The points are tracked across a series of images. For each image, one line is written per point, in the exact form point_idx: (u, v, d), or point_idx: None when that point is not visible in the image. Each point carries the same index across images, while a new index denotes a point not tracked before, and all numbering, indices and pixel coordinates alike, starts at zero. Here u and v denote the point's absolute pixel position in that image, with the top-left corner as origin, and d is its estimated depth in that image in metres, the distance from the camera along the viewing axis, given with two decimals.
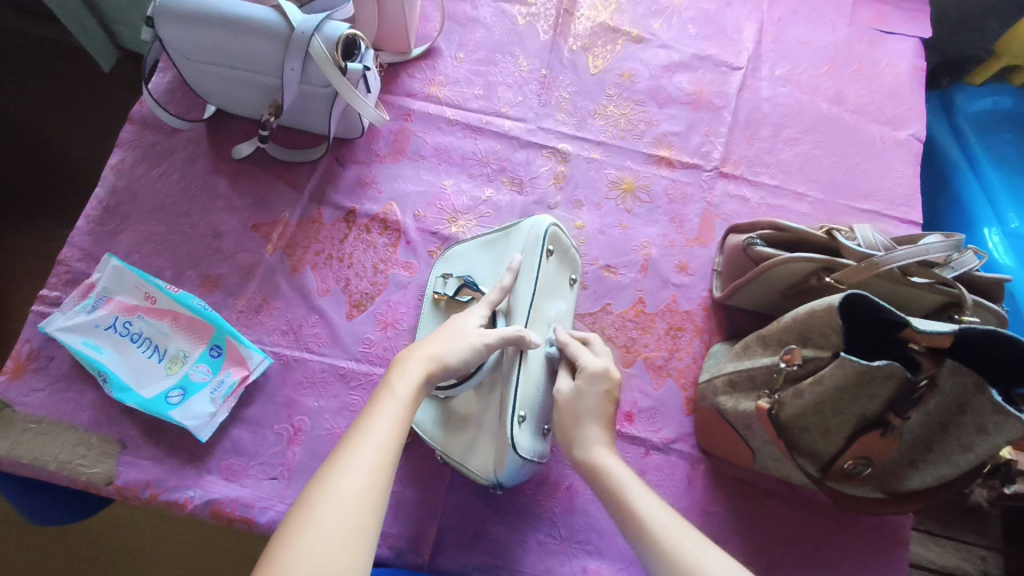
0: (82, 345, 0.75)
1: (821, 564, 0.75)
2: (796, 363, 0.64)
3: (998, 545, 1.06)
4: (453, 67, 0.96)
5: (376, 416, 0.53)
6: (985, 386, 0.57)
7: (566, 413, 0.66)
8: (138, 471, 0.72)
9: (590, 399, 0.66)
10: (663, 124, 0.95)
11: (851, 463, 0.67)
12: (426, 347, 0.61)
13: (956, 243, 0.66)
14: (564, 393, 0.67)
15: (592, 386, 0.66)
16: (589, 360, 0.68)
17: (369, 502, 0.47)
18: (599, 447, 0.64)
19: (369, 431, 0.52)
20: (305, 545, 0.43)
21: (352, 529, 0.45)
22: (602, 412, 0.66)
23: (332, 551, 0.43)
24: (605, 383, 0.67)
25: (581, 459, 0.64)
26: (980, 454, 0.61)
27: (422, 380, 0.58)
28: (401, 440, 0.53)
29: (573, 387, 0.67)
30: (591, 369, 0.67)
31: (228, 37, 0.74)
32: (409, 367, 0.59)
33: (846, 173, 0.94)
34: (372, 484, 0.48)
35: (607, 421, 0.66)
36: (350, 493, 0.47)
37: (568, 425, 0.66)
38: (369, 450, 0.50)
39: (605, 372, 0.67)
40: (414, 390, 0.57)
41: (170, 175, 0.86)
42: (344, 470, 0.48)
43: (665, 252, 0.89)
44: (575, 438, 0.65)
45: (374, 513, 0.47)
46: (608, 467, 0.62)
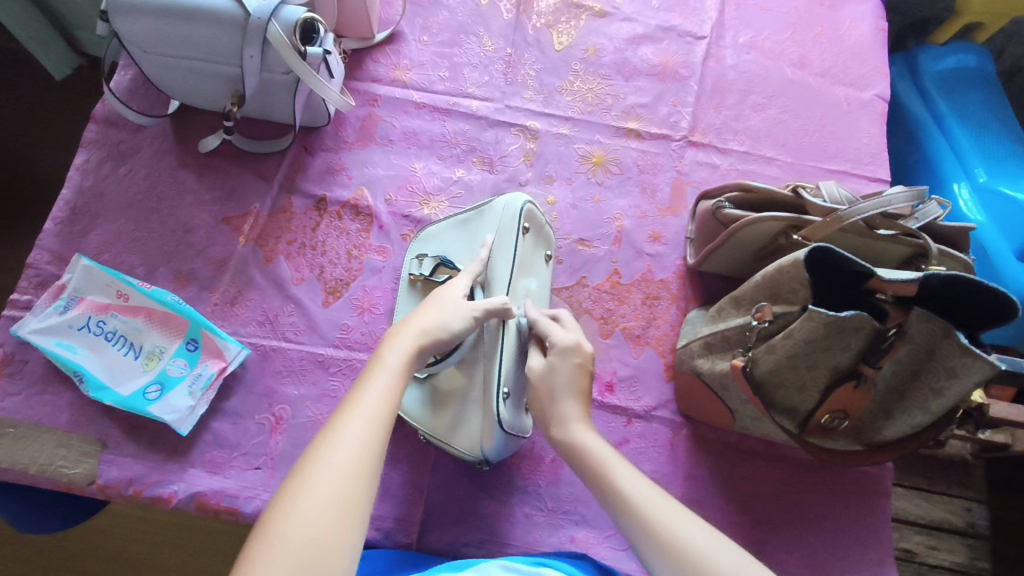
0: (56, 346, 0.74)
1: (804, 519, 0.76)
2: (767, 320, 0.65)
3: (984, 497, 1.07)
4: (418, 50, 0.95)
5: (367, 388, 0.53)
6: (951, 330, 0.57)
7: (541, 388, 0.66)
8: (120, 469, 0.72)
9: (561, 374, 0.66)
10: (630, 97, 0.95)
11: (828, 418, 0.68)
12: (420, 319, 0.61)
13: (917, 195, 0.66)
14: (535, 369, 0.67)
15: (564, 361, 0.66)
16: (559, 336, 0.67)
17: (362, 473, 0.47)
18: (576, 424, 0.64)
19: (361, 401, 0.51)
20: (299, 515, 0.43)
21: (346, 500, 0.45)
22: (577, 386, 0.66)
23: (324, 520, 0.43)
24: (577, 356, 0.67)
25: (558, 436, 0.64)
26: (951, 399, 0.62)
27: (413, 351, 0.58)
28: (394, 411, 0.52)
29: (545, 363, 0.67)
30: (561, 344, 0.67)
31: (185, 28, 0.73)
32: (399, 340, 0.58)
33: (814, 136, 0.95)
34: (366, 456, 0.48)
35: (583, 397, 0.66)
36: (344, 464, 0.46)
37: (545, 402, 0.66)
38: (362, 422, 0.50)
39: (576, 345, 0.67)
40: (404, 361, 0.57)
41: (137, 173, 0.85)
42: (337, 441, 0.48)
43: (638, 223, 0.89)
44: (551, 415, 0.65)
45: (368, 485, 0.46)
46: (583, 443, 0.63)
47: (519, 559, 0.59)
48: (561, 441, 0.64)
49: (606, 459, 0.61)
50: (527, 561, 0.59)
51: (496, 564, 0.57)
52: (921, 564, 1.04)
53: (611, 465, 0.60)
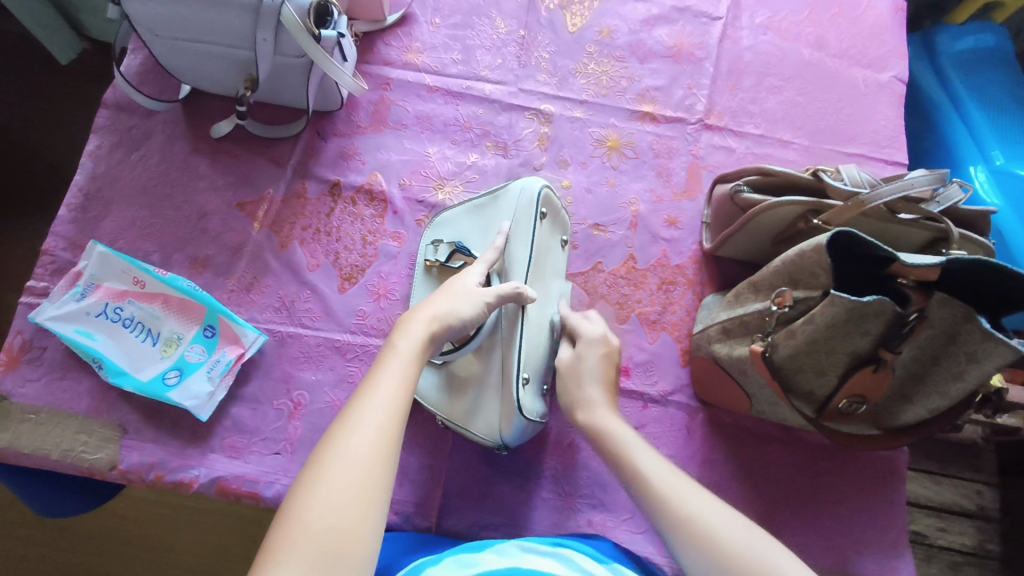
0: (74, 333, 0.74)
1: (819, 502, 0.77)
2: (787, 305, 0.65)
3: (994, 480, 1.08)
4: (430, 32, 0.94)
5: (381, 374, 0.53)
6: (973, 315, 0.57)
7: (568, 375, 0.69)
8: (141, 454, 0.73)
9: (589, 362, 0.69)
10: (645, 79, 0.94)
11: (845, 403, 0.68)
12: (431, 305, 0.61)
13: (940, 177, 0.64)
14: (564, 360, 0.70)
15: (591, 350, 0.69)
16: (588, 329, 0.71)
17: (380, 461, 0.46)
18: (601, 409, 0.66)
19: (376, 387, 0.51)
20: (318, 501, 0.43)
21: (365, 485, 0.45)
22: (603, 374, 0.69)
23: (345, 507, 0.43)
24: (603, 346, 0.70)
25: (583, 421, 0.66)
26: (971, 382, 0.62)
27: (426, 338, 0.58)
28: (408, 396, 0.52)
29: (574, 353, 0.70)
30: (589, 335, 0.70)
31: (197, 11, 0.72)
32: (412, 326, 0.58)
33: (830, 119, 0.94)
34: (383, 441, 0.48)
35: (609, 383, 0.68)
36: (361, 450, 0.46)
37: (571, 387, 0.68)
38: (377, 408, 0.50)
39: (602, 337, 0.70)
40: (418, 346, 0.56)
41: (150, 158, 0.85)
42: (353, 428, 0.48)
43: (653, 207, 0.89)
44: (577, 400, 0.67)
45: (385, 470, 0.46)
46: (607, 428, 0.64)
47: (538, 539, 0.60)
48: (587, 425, 0.65)
49: (629, 444, 0.62)
50: (546, 541, 0.60)
51: (515, 543, 0.58)
52: (931, 546, 1.05)
53: (635, 450, 0.61)
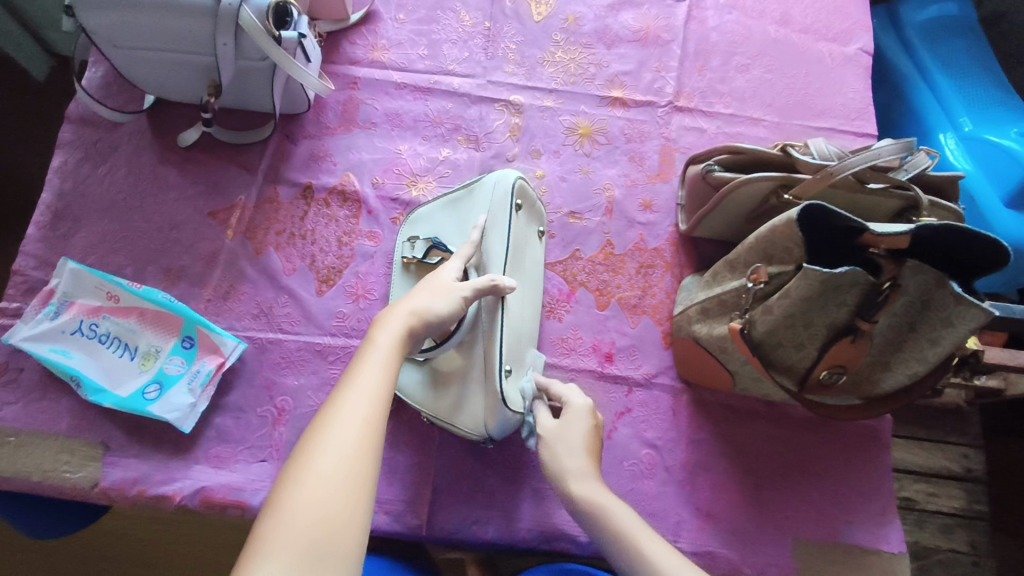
0: (49, 352, 0.73)
1: (806, 474, 0.78)
2: (762, 281, 0.66)
3: (980, 442, 1.09)
4: (395, 29, 0.93)
5: (363, 366, 0.52)
6: (945, 280, 0.58)
7: (557, 442, 0.65)
8: (124, 470, 0.72)
9: (578, 431, 0.65)
10: (613, 65, 0.94)
11: (826, 373, 0.69)
12: (409, 301, 0.60)
13: (907, 146, 0.65)
14: (548, 426, 0.67)
15: (579, 421, 0.66)
16: (573, 396, 0.68)
17: (365, 449, 0.46)
18: (584, 478, 0.62)
19: (358, 378, 0.51)
20: (304, 492, 0.43)
21: (350, 474, 0.45)
22: (589, 447, 0.65)
23: (332, 495, 0.43)
24: (592, 419, 0.67)
25: (579, 494, 0.61)
26: (947, 347, 0.63)
27: (405, 331, 0.57)
28: (391, 387, 0.52)
29: (559, 422, 0.67)
30: (577, 405, 0.67)
31: (154, 19, 0.71)
32: (390, 319, 0.58)
33: (799, 94, 0.94)
34: (367, 431, 0.47)
35: (594, 455, 0.65)
36: (345, 440, 0.46)
37: (558, 454, 0.64)
38: (360, 398, 0.49)
39: (590, 410, 0.67)
40: (398, 339, 0.56)
41: (117, 172, 0.84)
42: (337, 419, 0.47)
43: (628, 192, 0.89)
44: (565, 469, 0.63)
45: (371, 458, 0.46)
46: (610, 507, 0.59)
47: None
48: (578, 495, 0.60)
49: (639, 537, 0.56)
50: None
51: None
52: (921, 512, 1.07)
53: (645, 542, 0.55)
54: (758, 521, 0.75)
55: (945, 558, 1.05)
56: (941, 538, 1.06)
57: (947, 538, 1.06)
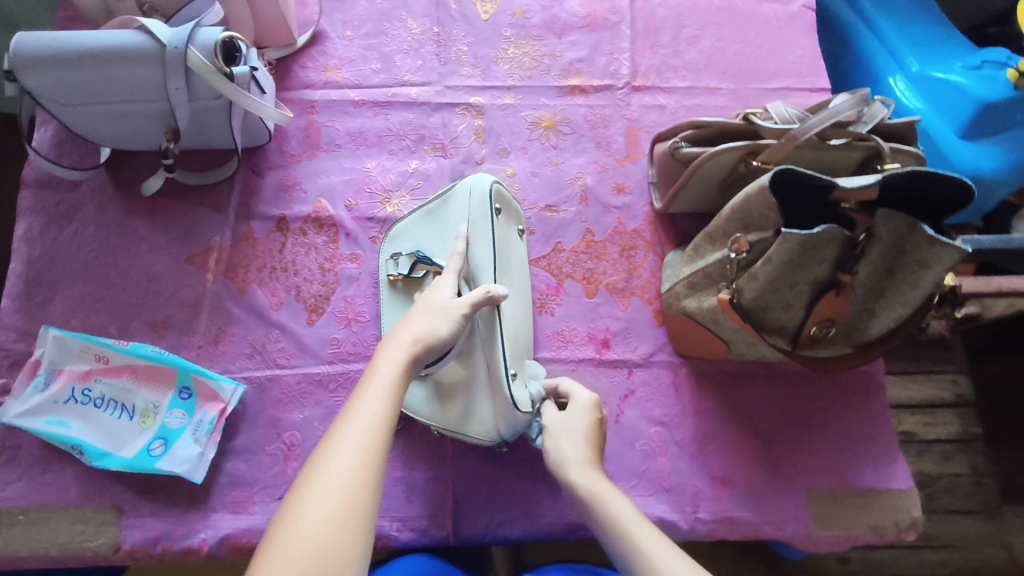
0: (45, 424, 0.72)
1: (810, 427, 0.80)
2: (744, 250, 0.67)
3: (965, 367, 1.14)
4: (344, 46, 0.92)
5: (364, 396, 0.52)
6: (916, 224, 0.61)
7: (558, 432, 0.64)
8: (142, 529, 0.71)
9: (578, 422, 0.65)
10: (566, 53, 0.94)
11: (816, 329, 0.70)
12: (409, 328, 0.60)
13: (863, 97, 0.68)
14: (553, 418, 0.66)
15: (581, 414, 0.65)
16: (577, 390, 0.68)
17: (364, 481, 0.46)
18: (582, 467, 0.61)
19: (360, 408, 0.51)
20: (301, 525, 0.43)
21: (349, 508, 0.45)
22: (591, 437, 0.64)
23: (328, 528, 0.43)
24: (597, 412, 0.66)
25: (577, 481, 0.60)
26: (927, 288, 0.65)
27: (408, 358, 0.57)
28: (393, 416, 0.52)
29: (563, 413, 0.66)
30: (580, 398, 0.67)
31: (100, 71, 0.69)
32: (392, 347, 0.58)
33: (751, 58, 0.96)
34: (367, 462, 0.47)
35: (595, 445, 0.64)
36: (345, 472, 0.46)
37: (559, 442, 0.64)
38: (361, 429, 0.49)
39: (594, 402, 0.67)
40: (400, 366, 0.56)
41: (84, 231, 0.82)
42: (337, 450, 0.48)
43: (600, 177, 0.89)
44: (564, 458, 0.62)
45: (370, 491, 0.46)
46: (605, 496, 0.58)
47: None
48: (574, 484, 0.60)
49: (631, 526, 0.54)
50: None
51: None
52: (921, 442, 1.11)
53: (638, 532, 0.54)
54: (771, 480, 0.78)
55: (948, 484, 1.09)
56: (942, 465, 1.10)
57: (948, 463, 1.10)
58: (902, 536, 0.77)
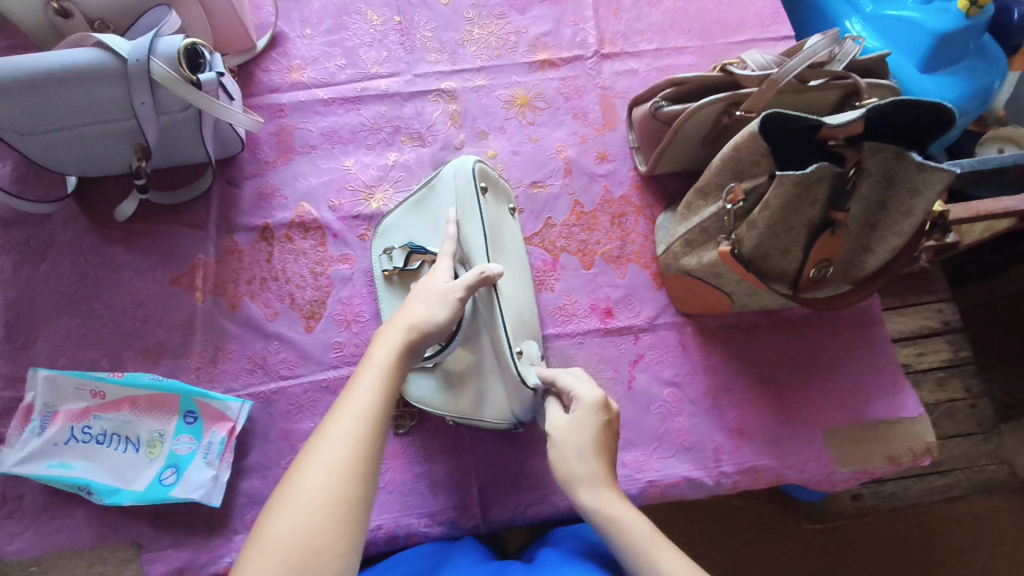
0: (48, 468, 0.69)
1: (818, 368, 0.81)
2: (740, 200, 0.67)
3: (949, 295, 1.17)
4: (305, 45, 0.90)
5: (356, 385, 0.51)
6: (904, 153, 0.62)
7: (566, 446, 0.59)
8: (166, 561, 0.69)
9: (586, 431, 0.59)
10: (531, 28, 0.93)
11: (815, 270, 0.71)
12: (406, 314, 0.59)
13: (834, 37, 0.69)
14: (559, 425, 0.61)
15: (590, 419, 0.60)
16: (581, 390, 0.62)
17: (356, 472, 0.45)
18: (596, 484, 0.57)
19: (353, 398, 0.50)
20: (289, 515, 0.42)
21: (339, 500, 0.44)
22: (603, 445, 0.60)
23: (316, 520, 0.42)
24: (605, 414, 0.61)
25: (587, 501, 0.56)
26: (919, 216, 0.66)
27: (403, 346, 0.56)
28: (386, 405, 0.51)
29: (569, 419, 0.61)
30: (587, 400, 0.61)
31: (60, 95, 0.66)
32: (388, 335, 0.57)
33: (714, 14, 0.96)
34: (359, 452, 0.46)
35: (605, 455, 0.59)
36: (335, 463, 0.45)
37: (569, 458, 0.58)
38: (352, 419, 0.48)
39: (602, 403, 0.61)
40: (394, 355, 0.55)
41: (60, 265, 0.79)
42: (328, 441, 0.46)
43: (581, 148, 0.89)
44: (574, 475, 0.58)
45: (361, 482, 0.45)
46: (617, 514, 0.55)
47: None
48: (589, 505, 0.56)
49: (649, 548, 0.52)
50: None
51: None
52: (917, 372, 1.13)
53: (656, 554, 0.51)
54: (787, 424, 0.79)
55: (947, 409, 1.12)
56: (938, 392, 1.13)
57: (944, 390, 1.13)
58: (917, 463, 0.79)
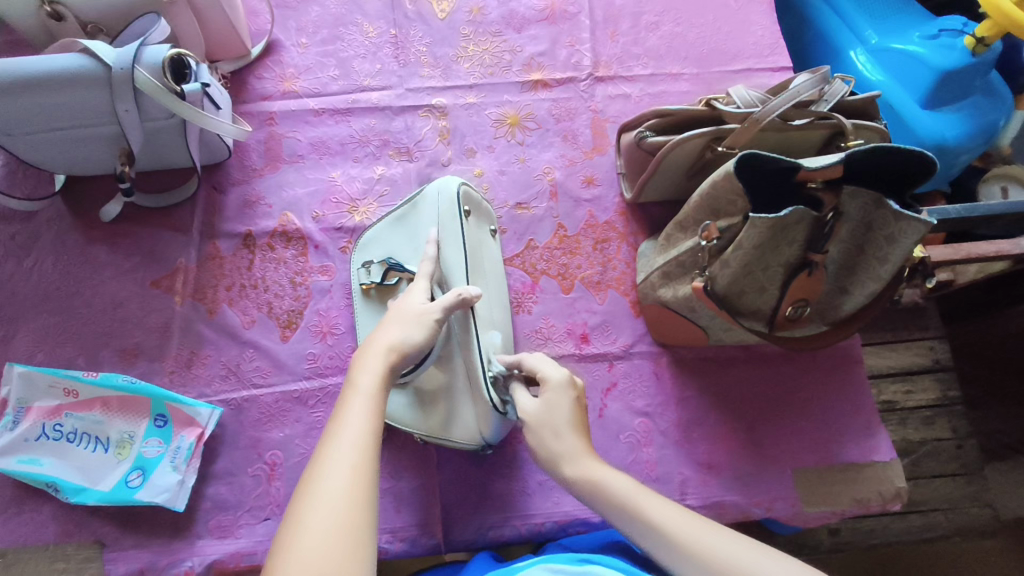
0: (17, 464, 0.70)
1: (793, 406, 0.81)
2: (715, 237, 0.67)
3: (942, 333, 1.15)
4: (300, 55, 0.90)
5: (345, 414, 0.51)
6: (882, 200, 0.61)
7: (541, 426, 0.60)
8: (127, 562, 0.70)
9: (561, 410, 0.60)
10: (527, 48, 0.93)
11: (792, 308, 0.70)
12: (383, 336, 0.59)
13: (824, 76, 0.69)
14: (531, 410, 0.61)
15: (561, 398, 0.61)
16: (549, 369, 0.63)
17: (357, 498, 0.45)
18: (579, 456, 0.58)
19: (343, 428, 0.50)
20: (298, 554, 0.42)
21: (345, 528, 0.43)
22: (578, 421, 0.61)
23: (327, 551, 0.42)
24: (574, 390, 0.61)
25: (572, 474, 0.57)
26: (896, 262, 0.65)
27: (385, 369, 0.56)
28: (377, 430, 0.51)
29: (540, 402, 0.61)
30: (555, 379, 0.62)
31: (47, 98, 0.67)
32: (368, 360, 0.57)
33: (711, 42, 0.95)
34: (358, 479, 0.46)
35: (582, 428, 0.60)
36: (335, 494, 0.45)
37: (548, 439, 0.59)
38: (345, 449, 0.48)
39: (569, 380, 0.62)
40: (378, 379, 0.55)
41: (44, 261, 0.80)
42: (325, 475, 0.46)
43: (568, 171, 0.89)
44: (556, 454, 0.59)
45: (364, 508, 0.45)
46: (602, 479, 0.56)
47: (562, 558, 0.51)
48: (574, 478, 0.57)
49: (637, 498, 0.53)
50: (569, 560, 0.51)
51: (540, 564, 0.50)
52: (903, 410, 1.12)
53: (644, 503, 0.53)
54: (757, 461, 0.78)
55: (931, 449, 1.11)
56: (925, 430, 1.12)
57: (929, 429, 1.12)
58: (887, 506, 0.78)
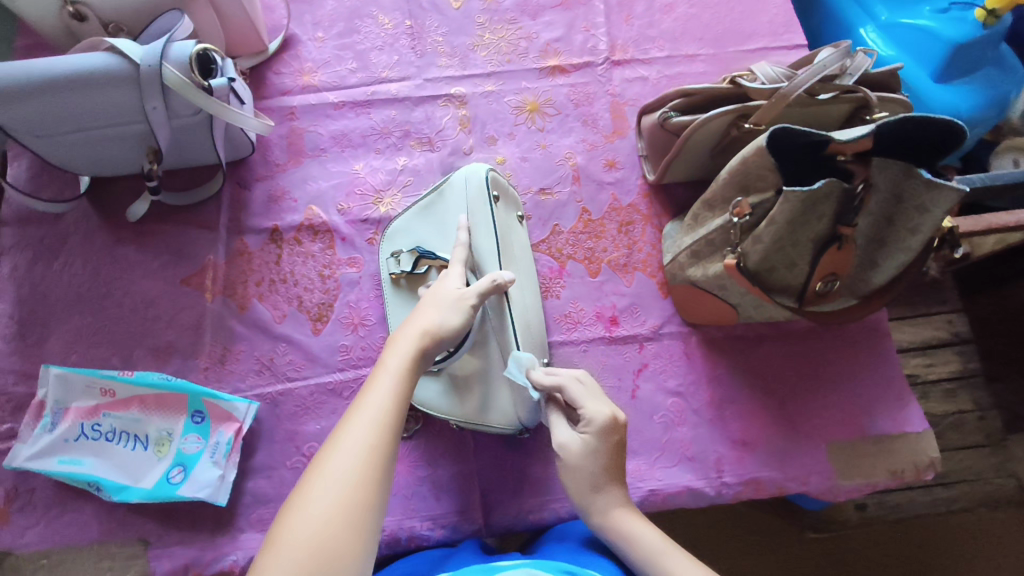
0: (59, 464, 0.71)
1: (823, 381, 0.81)
2: (746, 214, 0.67)
3: (960, 306, 1.16)
4: (317, 49, 0.90)
5: (370, 392, 0.52)
6: (912, 169, 0.61)
7: (577, 472, 0.61)
8: (172, 558, 0.70)
9: (597, 458, 0.61)
10: (542, 34, 0.93)
11: (821, 284, 0.69)
12: (421, 319, 0.60)
13: (846, 50, 0.70)
14: (571, 452, 0.62)
15: (602, 444, 0.61)
16: (594, 409, 0.62)
17: (367, 479, 0.46)
18: (610, 506, 0.60)
19: (366, 405, 0.51)
20: (302, 523, 0.43)
21: (351, 506, 0.45)
22: (615, 466, 0.62)
23: (329, 526, 0.43)
24: (616, 433, 0.62)
25: (599, 524, 0.61)
26: (926, 233, 0.65)
27: (416, 352, 0.56)
28: (399, 412, 0.51)
29: (580, 442, 0.62)
30: (597, 421, 0.62)
31: (75, 99, 0.67)
32: (400, 340, 0.57)
33: (726, 21, 0.95)
34: (371, 460, 0.47)
35: (614, 468, 0.62)
36: (347, 471, 0.46)
37: (585, 491, 0.61)
38: (363, 427, 0.49)
39: (612, 419, 0.62)
40: (407, 361, 0.55)
41: (73, 263, 0.80)
42: (340, 449, 0.47)
43: (590, 156, 0.89)
44: (590, 501, 0.61)
45: (374, 490, 0.46)
46: (631, 530, 0.59)
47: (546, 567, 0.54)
48: (602, 526, 0.60)
49: (663, 556, 0.57)
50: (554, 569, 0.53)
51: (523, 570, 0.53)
52: (925, 383, 1.13)
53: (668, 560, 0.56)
54: (791, 436, 0.79)
55: (954, 421, 1.12)
56: (947, 403, 1.12)
57: (952, 401, 1.12)
58: (921, 476, 0.79)
